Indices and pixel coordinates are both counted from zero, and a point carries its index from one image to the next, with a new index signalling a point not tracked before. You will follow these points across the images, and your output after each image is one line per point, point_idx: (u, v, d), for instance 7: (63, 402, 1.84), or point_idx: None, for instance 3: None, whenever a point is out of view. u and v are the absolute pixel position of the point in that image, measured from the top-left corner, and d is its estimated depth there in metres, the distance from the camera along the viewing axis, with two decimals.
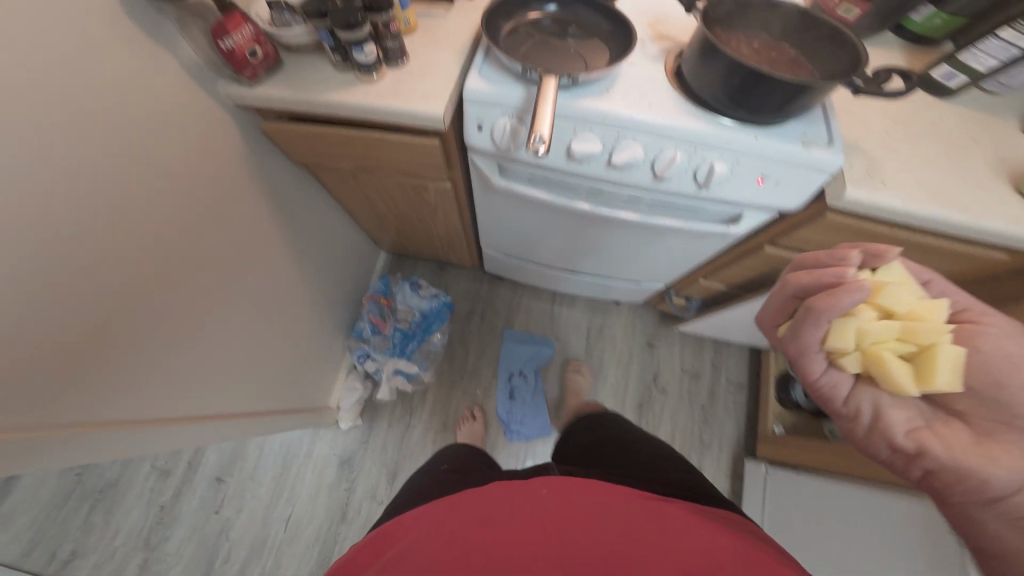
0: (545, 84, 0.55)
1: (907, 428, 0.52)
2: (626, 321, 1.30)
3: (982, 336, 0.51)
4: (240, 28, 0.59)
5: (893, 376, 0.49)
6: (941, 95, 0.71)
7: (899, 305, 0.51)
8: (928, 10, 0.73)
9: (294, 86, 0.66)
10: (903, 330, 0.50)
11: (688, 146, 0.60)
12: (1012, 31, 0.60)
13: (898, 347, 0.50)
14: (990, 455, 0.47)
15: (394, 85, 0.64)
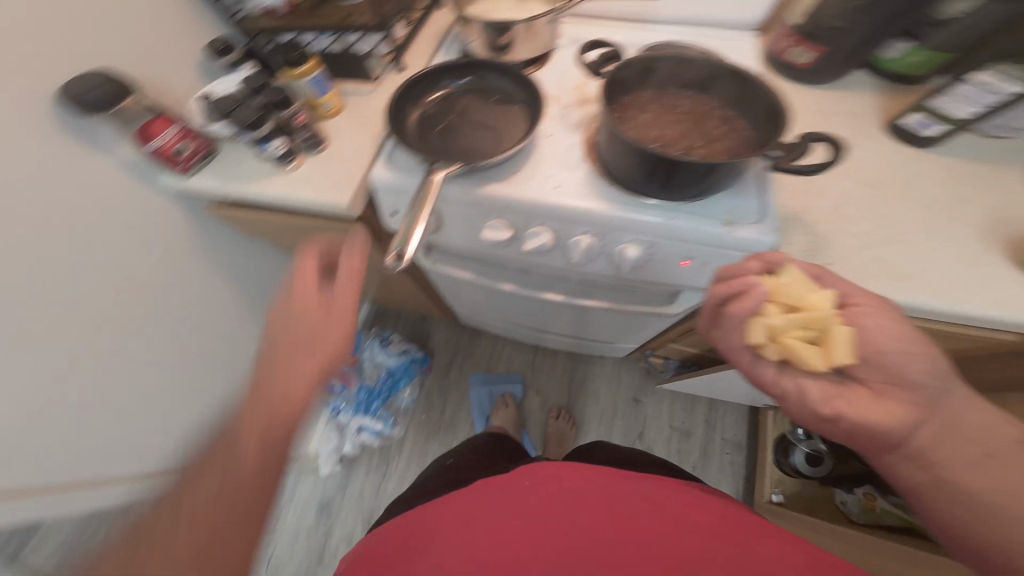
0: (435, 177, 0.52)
1: (836, 400, 0.44)
2: (612, 370, 1.23)
3: (860, 316, 0.43)
4: (167, 128, 0.62)
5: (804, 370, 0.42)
6: (917, 146, 0.62)
7: (794, 294, 0.43)
8: (906, 45, 0.64)
9: (222, 177, 0.68)
10: (801, 320, 0.43)
11: (598, 232, 0.56)
12: (991, 77, 0.51)
13: (802, 337, 0.43)
14: (890, 411, 0.42)
15: (308, 174, 0.66)
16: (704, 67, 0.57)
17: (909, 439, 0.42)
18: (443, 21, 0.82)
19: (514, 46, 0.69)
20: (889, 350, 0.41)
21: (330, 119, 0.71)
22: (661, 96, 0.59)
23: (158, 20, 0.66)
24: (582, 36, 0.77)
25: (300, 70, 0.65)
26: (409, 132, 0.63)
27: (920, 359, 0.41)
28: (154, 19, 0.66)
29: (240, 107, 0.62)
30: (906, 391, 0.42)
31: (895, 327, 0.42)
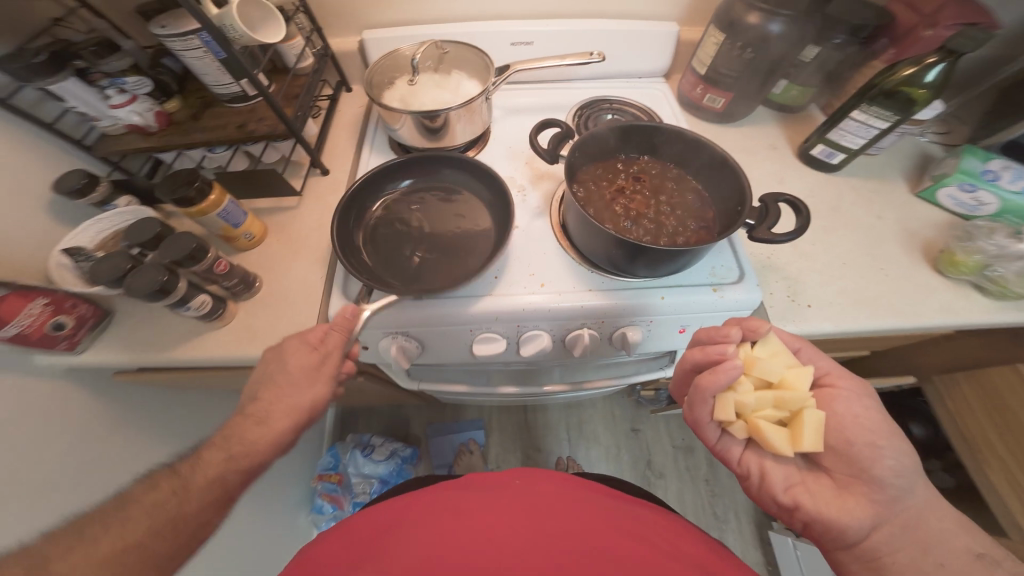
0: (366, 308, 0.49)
1: (788, 485, 0.47)
2: (605, 410, 1.26)
3: (840, 398, 0.46)
4: (29, 304, 0.45)
5: (773, 447, 0.44)
6: (826, 171, 0.69)
7: (774, 376, 0.44)
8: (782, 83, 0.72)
9: (132, 346, 0.53)
10: (776, 400, 0.45)
11: (596, 321, 0.56)
12: (865, 112, 0.60)
13: (774, 414, 0.45)
14: (848, 506, 0.43)
15: (249, 324, 0.54)
16: (659, 138, 0.58)
17: (863, 539, 0.43)
18: (355, 107, 0.75)
19: (450, 127, 0.65)
20: (857, 444, 0.44)
21: (253, 250, 0.60)
22: (616, 164, 0.60)
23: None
24: (512, 104, 0.75)
25: (205, 204, 0.52)
26: (358, 253, 0.54)
27: (888, 455, 0.43)
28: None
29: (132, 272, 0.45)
30: (872, 489, 0.43)
31: (870, 417, 0.45)
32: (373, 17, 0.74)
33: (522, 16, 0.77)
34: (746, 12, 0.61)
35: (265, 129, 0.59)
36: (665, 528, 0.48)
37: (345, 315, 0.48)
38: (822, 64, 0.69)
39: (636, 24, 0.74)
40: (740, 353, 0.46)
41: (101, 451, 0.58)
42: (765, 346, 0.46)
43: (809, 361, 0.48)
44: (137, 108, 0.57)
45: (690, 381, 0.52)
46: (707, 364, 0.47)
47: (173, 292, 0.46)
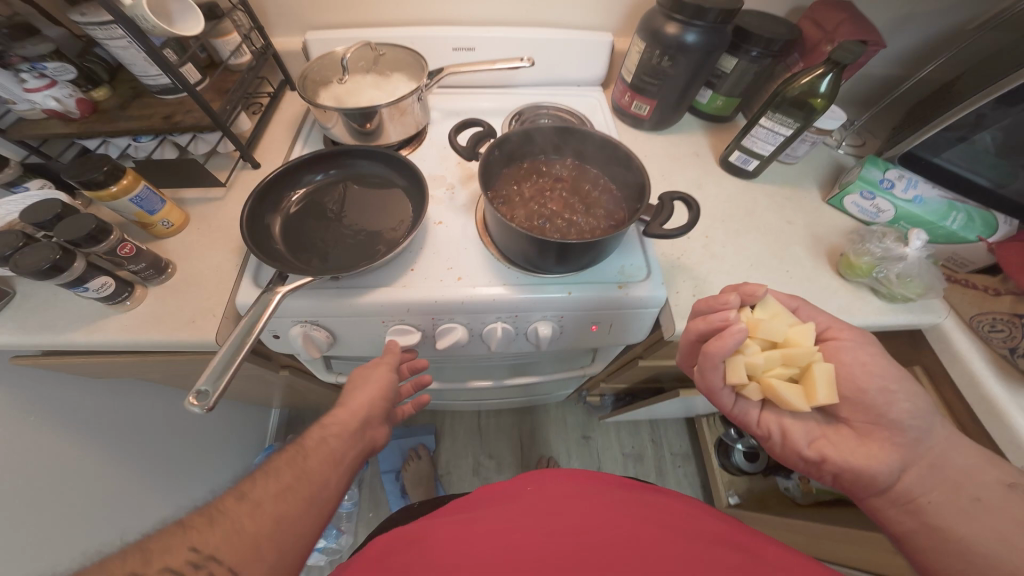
0: (279, 289, 0.48)
1: (809, 440, 0.51)
2: (557, 417, 1.34)
3: (845, 349, 0.51)
4: None
5: (789, 404, 0.47)
6: (744, 178, 0.72)
7: (779, 335, 0.48)
8: (708, 92, 0.75)
9: (26, 327, 0.51)
10: (784, 357, 0.48)
11: (509, 316, 0.58)
12: (770, 119, 0.63)
13: (785, 371, 0.49)
14: (872, 453, 0.48)
15: (156, 310, 0.54)
16: (578, 139, 0.60)
17: (896, 482, 0.47)
18: (295, 106, 0.76)
19: (383, 128, 0.66)
20: (871, 390, 0.49)
21: (172, 237, 0.60)
22: (539, 166, 0.62)
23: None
24: (452, 107, 0.77)
25: (116, 190, 0.51)
26: (273, 240, 0.55)
27: (901, 398, 0.47)
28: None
29: (24, 249, 0.44)
30: (891, 433, 0.47)
31: (876, 364, 0.49)
32: (318, 19, 0.76)
33: (461, 23, 0.79)
34: (665, 23, 0.62)
35: (192, 121, 0.59)
36: (678, 511, 0.49)
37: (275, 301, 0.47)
38: (741, 78, 0.71)
39: (571, 35, 0.77)
40: (747, 318, 0.49)
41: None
42: (764, 309, 0.49)
43: (807, 320, 0.53)
44: (57, 93, 0.54)
45: (695, 351, 0.53)
46: (712, 332, 0.49)
47: (67, 271, 0.46)
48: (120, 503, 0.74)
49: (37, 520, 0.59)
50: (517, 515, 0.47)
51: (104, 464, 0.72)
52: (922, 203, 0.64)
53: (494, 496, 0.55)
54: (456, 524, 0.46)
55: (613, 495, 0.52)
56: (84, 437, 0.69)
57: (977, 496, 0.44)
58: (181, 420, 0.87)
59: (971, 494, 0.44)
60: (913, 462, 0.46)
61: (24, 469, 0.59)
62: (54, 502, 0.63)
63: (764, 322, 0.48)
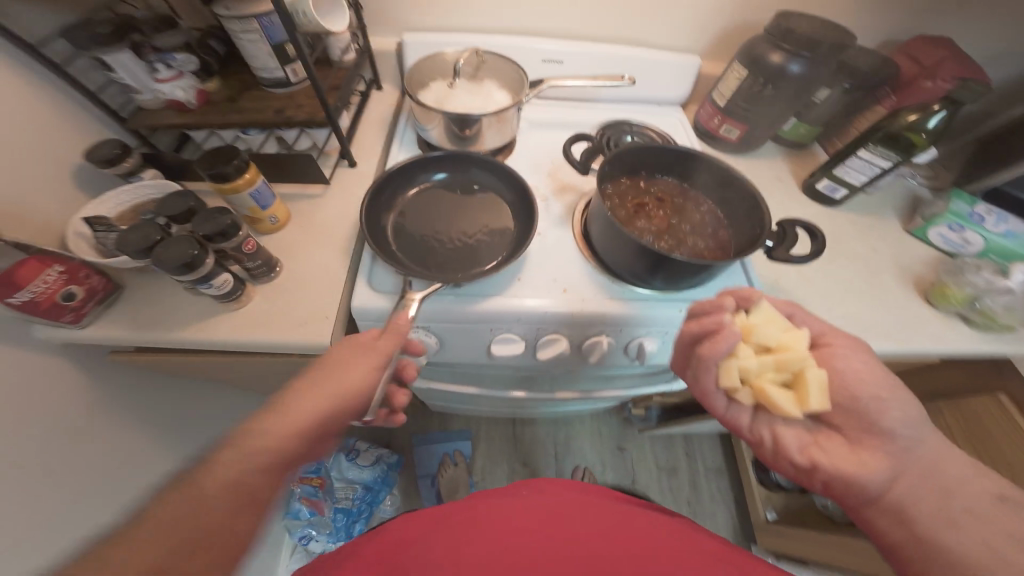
0: (414, 297, 0.47)
1: (801, 445, 0.47)
2: (592, 428, 1.34)
3: (839, 356, 0.47)
4: (44, 271, 0.43)
5: (781, 408, 0.45)
6: (827, 205, 0.74)
7: (771, 340, 0.46)
8: (792, 121, 0.76)
9: (139, 325, 0.51)
10: (776, 363, 0.46)
11: (614, 330, 0.58)
12: (869, 152, 0.65)
13: (778, 377, 0.47)
14: (863, 460, 0.43)
15: (267, 309, 0.53)
16: (688, 161, 0.62)
17: (887, 492, 0.42)
18: (384, 106, 0.76)
19: (480, 135, 0.66)
20: (864, 398, 0.44)
21: (276, 234, 0.59)
22: (639, 182, 0.63)
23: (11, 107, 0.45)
24: (540, 118, 0.78)
25: (240, 183, 0.51)
26: (388, 241, 0.56)
27: (893, 407, 0.44)
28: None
29: (163, 244, 0.44)
30: (881, 441, 0.43)
31: (869, 372, 0.46)
32: (412, 21, 0.76)
33: (550, 34, 0.79)
34: (770, 52, 0.64)
35: (303, 116, 0.58)
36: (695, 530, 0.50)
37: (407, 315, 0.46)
38: (831, 104, 0.74)
39: (662, 55, 0.77)
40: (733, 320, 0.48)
41: (82, 440, 0.55)
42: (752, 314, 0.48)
43: (802, 326, 0.51)
44: (182, 84, 0.55)
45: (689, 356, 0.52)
46: (705, 335, 0.48)
47: (199, 268, 0.45)
48: None
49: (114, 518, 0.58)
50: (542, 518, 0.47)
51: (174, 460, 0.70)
52: (1014, 236, 0.64)
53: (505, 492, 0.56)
54: (495, 519, 0.47)
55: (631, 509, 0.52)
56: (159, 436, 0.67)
57: (965, 508, 0.40)
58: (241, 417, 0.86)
59: (959, 504, 0.40)
60: (905, 471, 0.42)
61: (101, 466, 0.57)
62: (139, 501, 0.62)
63: (755, 325, 0.47)
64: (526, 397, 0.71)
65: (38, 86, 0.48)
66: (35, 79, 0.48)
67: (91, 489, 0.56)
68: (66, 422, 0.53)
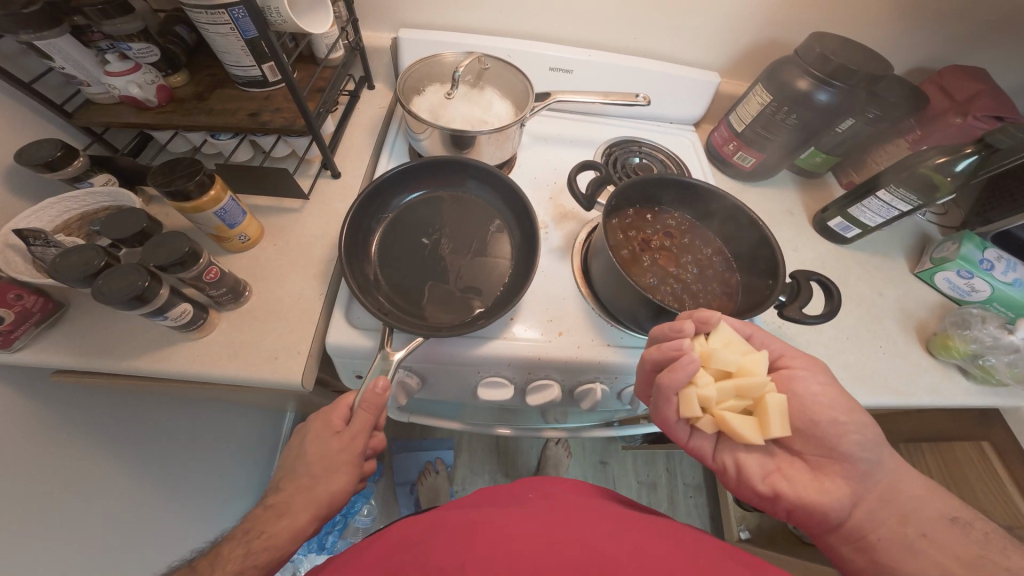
0: (394, 354, 0.43)
1: (764, 472, 0.47)
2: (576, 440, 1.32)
3: (799, 379, 0.47)
4: None
5: (742, 438, 0.43)
6: (838, 243, 0.70)
7: (731, 365, 0.43)
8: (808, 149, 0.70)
9: (83, 351, 0.46)
10: (737, 389, 0.44)
11: (610, 378, 0.54)
12: (889, 193, 0.59)
13: (737, 403, 0.44)
14: (825, 487, 0.44)
15: (230, 339, 0.48)
16: (698, 194, 0.57)
17: (847, 518, 0.43)
18: (375, 108, 0.70)
19: (478, 150, 0.60)
20: (823, 423, 0.45)
21: (246, 251, 0.53)
22: (645, 215, 0.59)
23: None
24: (543, 131, 0.72)
25: (204, 201, 0.45)
26: (367, 271, 0.51)
27: (852, 430, 0.44)
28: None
29: (107, 273, 0.38)
30: (843, 466, 0.44)
31: (829, 394, 0.46)
32: (412, 17, 0.69)
33: (561, 40, 0.72)
34: (797, 77, 0.59)
35: (280, 122, 0.51)
36: (687, 533, 0.45)
37: (376, 391, 0.40)
38: (851, 137, 0.66)
39: (682, 71, 0.72)
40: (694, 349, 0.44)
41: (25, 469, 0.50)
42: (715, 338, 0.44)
43: (760, 348, 0.49)
44: (139, 79, 0.47)
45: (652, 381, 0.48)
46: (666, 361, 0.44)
47: (151, 300, 0.40)
48: (152, 518, 0.68)
49: (67, 546, 0.53)
50: (540, 519, 0.45)
51: (137, 479, 0.65)
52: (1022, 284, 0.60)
53: (500, 498, 0.54)
54: (503, 517, 0.45)
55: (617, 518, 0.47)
56: (118, 456, 0.62)
57: (924, 534, 0.41)
58: (214, 430, 0.81)
59: (916, 530, 0.41)
60: (863, 495, 0.43)
61: (56, 493, 0.53)
62: (90, 528, 0.57)
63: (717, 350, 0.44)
64: (512, 432, 0.69)
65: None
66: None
67: (47, 515, 0.51)
68: (6, 451, 0.47)
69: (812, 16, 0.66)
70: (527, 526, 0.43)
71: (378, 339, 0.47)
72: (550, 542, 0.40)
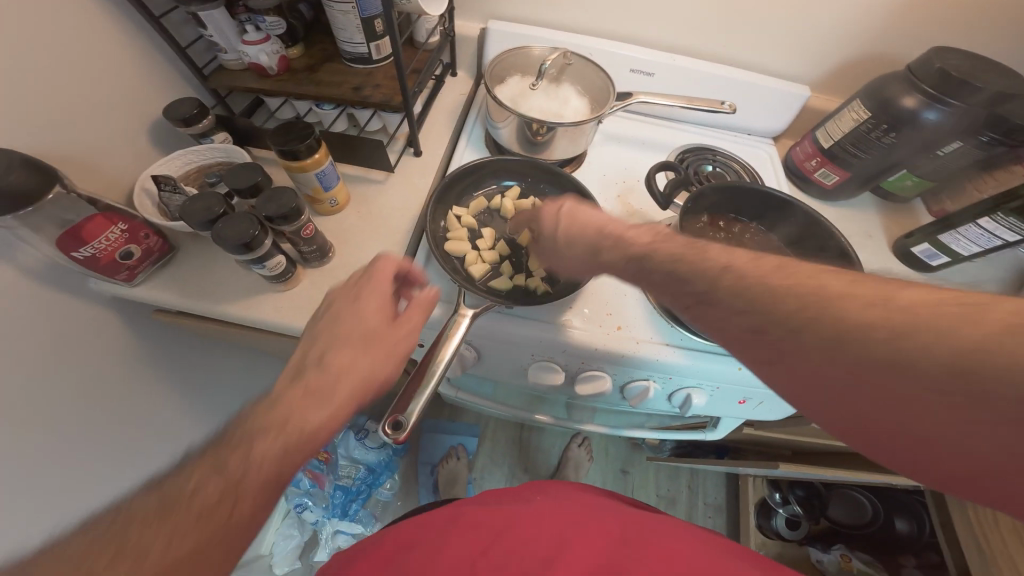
0: (465, 313, 0.47)
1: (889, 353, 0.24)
2: (600, 446, 1.31)
3: None
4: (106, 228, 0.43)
5: (474, 215, 0.59)
6: (919, 270, 0.65)
7: (509, 206, 0.59)
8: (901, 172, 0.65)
9: (188, 290, 0.51)
10: (505, 211, 0.60)
11: (663, 377, 0.53)
12: (991, 222, 0.54)
13: (494, 203, 0.60)
14: None
15: (311, 294, 0.52)
16: (775, 204, 0.56)
17: None
18: (457, 94, 0.73)
19: (554, 142, 0.62)
20: None
21: (334, 216, 0.57)
22: (718, 221, 0.58)
23: (101, 59, 0.45)
24: (615, 130, 0.73)
25: (308, 162, 0.49)
26: (447, 248, 0.55)
27: None
28: (87, 59, 0.43)
29: (225, 219, 0.42)
30: None
31: None
32: (503, 10, 0.72)
33: (645, 42, 0.73)
34: (903, 94, 0.56)
35: (380, 97, 0.54)
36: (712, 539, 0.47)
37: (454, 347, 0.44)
38: (952, 161, 0.60)
39: (767, 81, 0.70)
40: (745, 321, 0.30)
41: (115, 392, 0.56)
42: (774, 289, 0.28)
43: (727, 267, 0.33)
44: (267, 49, 0.52)
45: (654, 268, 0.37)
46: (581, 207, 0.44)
47: (257, 249, 0.44)
48: None
49: (125, 467, 0.59)
50: (566, 518, 0.47)
51: (195, 417, 0.71)
52: None
53: (529, 489, 0.56)
54: (534, 513, 0.47)
55: (649, 521, 0.48)
56: (185, 394, 0.67)
57: None
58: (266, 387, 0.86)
59: None
60: None
61: (132, 414, 0.58)
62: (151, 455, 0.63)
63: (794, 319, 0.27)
64: (549, 421, 0.71)
65: (127, 36, 0.47)
66: (132, 35, 0.47)
67: (118, 434, 0.56)
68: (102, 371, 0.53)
69: (919, 31, 0.63)
70: (558, 526, 0.45)
71: (446, 310, 0.50)
72: (582, 548, 0.42)
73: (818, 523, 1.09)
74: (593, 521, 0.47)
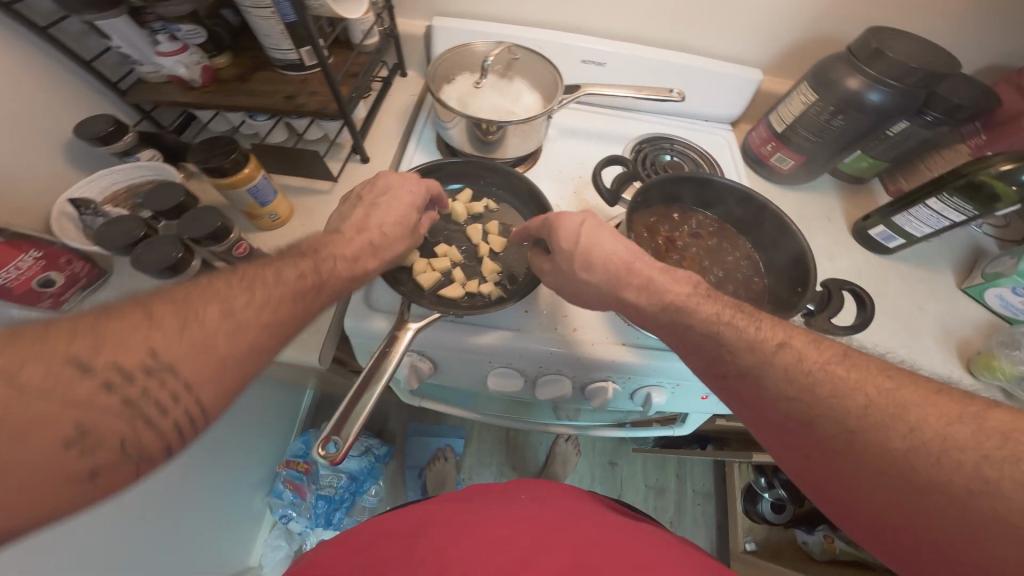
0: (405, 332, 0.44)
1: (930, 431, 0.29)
2: (587, 439, 1.31)
3: None
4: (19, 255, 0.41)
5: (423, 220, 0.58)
6: (878, 252, 0.65)
7: (460, 210, 0.58)
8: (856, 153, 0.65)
9: None
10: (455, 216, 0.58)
11: (620, 377, 0.53)
12: (940, 202, 0.54)
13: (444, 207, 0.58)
14: None
15: None
16: (728, 194, 0.54)
17: None
18: (407, 95, 0.71)
19: (505, 140, 0.60)
20: None
21: (276, 230, 0.55)
22: (672, 213, 0.57)
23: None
24: (570, 124, 0.71)
25: (239, 178, 0.47)
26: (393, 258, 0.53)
27: None
28: None
29: (146, 242, 0.41)
30: None
31: None
32: (448, 5, 0.69)
33: (596, 31, 0.71)
34: (848, 75, 0.55)
35: (314, 105, 0.52)
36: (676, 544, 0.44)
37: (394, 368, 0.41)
38: (900, 142, 0.61)
39: (719, 66, 0.69)
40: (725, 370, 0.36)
41: None
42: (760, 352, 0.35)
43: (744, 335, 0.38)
44: (186, 60, 0.49)
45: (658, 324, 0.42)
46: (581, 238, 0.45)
47: (183, 271, 0.42)
48: None
49: None
50: (529, 517, 0.45)
51: None
52: None
53: (495, 493, 0.55)
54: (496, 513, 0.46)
55: (613, 524, 0.47)
56: None
57: None
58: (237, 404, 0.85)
59: None
60: None
61: None
62: None
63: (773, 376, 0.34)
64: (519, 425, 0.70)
65: (29, 53, 0.44)
66: (35, 53, 0.45)
67: None
68: None
69: (866, 8, 0.62)
70: (518, 525, 0.43)
71: (391, 322, 0.48)
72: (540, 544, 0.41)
73: (802, 504, 1.11)
74: (553, 520, 0.45)
